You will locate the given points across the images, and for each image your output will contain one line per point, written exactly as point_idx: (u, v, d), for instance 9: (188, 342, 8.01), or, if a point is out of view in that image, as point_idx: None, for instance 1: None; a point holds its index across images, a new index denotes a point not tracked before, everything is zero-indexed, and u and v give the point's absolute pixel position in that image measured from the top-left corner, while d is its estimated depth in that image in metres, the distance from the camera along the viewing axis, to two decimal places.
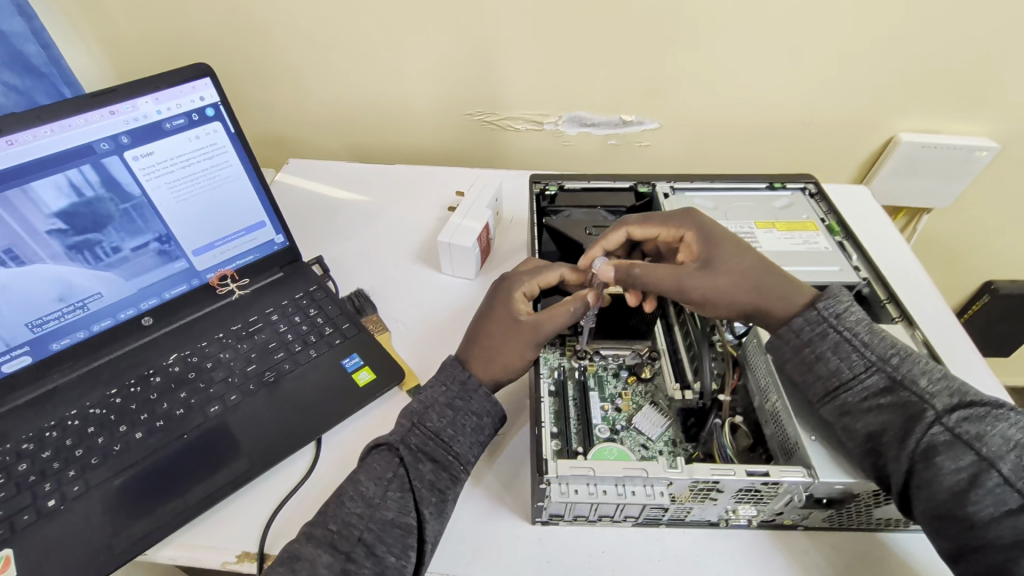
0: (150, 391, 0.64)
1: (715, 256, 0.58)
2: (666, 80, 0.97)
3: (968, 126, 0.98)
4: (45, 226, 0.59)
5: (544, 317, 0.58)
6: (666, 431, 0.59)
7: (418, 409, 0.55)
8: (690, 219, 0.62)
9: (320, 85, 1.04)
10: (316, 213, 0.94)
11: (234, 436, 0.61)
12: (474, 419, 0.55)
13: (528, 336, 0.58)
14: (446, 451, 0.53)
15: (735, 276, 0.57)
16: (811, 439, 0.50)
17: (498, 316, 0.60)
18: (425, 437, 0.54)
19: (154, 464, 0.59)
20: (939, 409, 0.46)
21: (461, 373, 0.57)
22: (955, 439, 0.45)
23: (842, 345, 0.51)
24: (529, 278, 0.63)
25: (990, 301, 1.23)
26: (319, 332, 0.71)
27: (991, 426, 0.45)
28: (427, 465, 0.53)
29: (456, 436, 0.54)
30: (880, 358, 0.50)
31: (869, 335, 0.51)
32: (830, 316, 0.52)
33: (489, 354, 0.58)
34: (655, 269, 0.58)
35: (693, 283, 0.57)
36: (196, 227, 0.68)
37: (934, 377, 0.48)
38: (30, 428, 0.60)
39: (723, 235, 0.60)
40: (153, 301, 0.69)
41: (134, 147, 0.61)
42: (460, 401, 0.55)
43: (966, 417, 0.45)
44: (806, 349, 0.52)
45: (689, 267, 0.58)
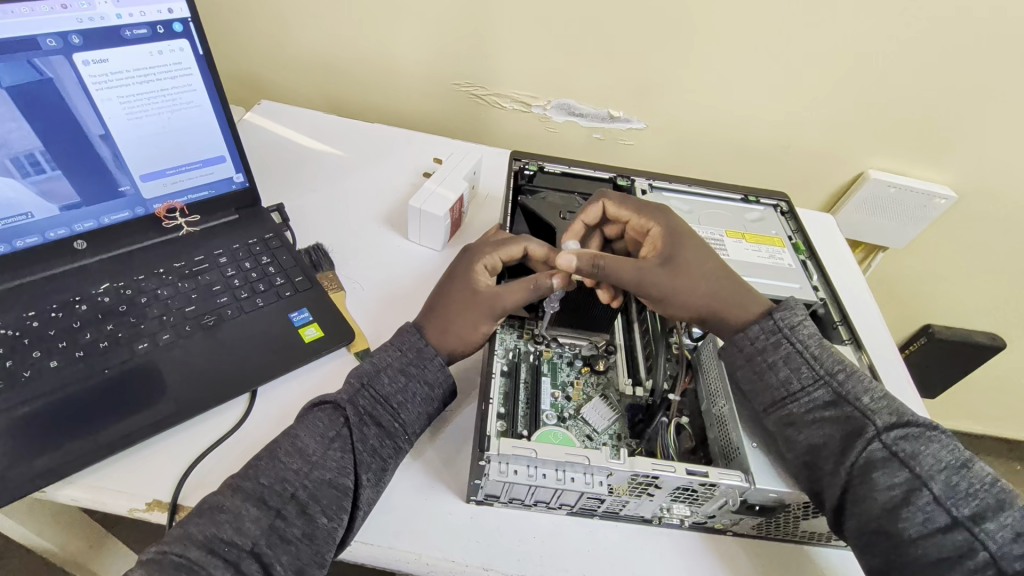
0: (73, 320, 0.59)
1: (679, 254, 0.58)
2: (659, 82, 0.97)
3: (931, 172, 1.02)
4: (126, 119, 0.61)
5: (501, 291, 0.56)
6: (612, 425, 0.59)
7: (369, 369, 0.52)
8: (659, 214, 0.61)
9: (304, 28, 0.99)
10: (283, 160, 0.89)
11: (162, 375, 0.57)
12: (424, 389, 0.53)
13: (485, 308, 0.56)
14: (392, 417, 0.51)
15: (695, 277, 0.57)
16: (753, 446, 0.51)
17: (460, 286, 0.57)
18: (373, 400, 0.51)
19: (67, 396, 0.54)
20: (879, 427, 0.47)
21: (418, 340, 0.55)
22: (891, 457, 0.46)
23: (794, 357, 0.52)
24: (493, 250, 0.60)
25: (925, 343, 1.27)
26: (269, 281, 0.67)
27: (925, 445, 0.46)
28: (372, 429, 0.50)
29: (404, 404, 0.52)
30: (828, 372, 0.50)
31: (819, 349, 0.52)
32: (785, 326, 0.53)
33: (447, 323, 0.56)
34: (620, 261, 0.56)
35: (653, 280, 0.56)
36: (149, 151, 0.63)
37: (877, 395, 0.49)
38: (5, 317, 0.58)
39: (687, 233, 0.60)
40: (90, 225, 0.64)
41: (86, 50, 0.56)
42: (414, 367, 0.53)
43: (903, 436, 0.47)
44: (757, 358, 0.53)
45: (653, 262, 0.57)
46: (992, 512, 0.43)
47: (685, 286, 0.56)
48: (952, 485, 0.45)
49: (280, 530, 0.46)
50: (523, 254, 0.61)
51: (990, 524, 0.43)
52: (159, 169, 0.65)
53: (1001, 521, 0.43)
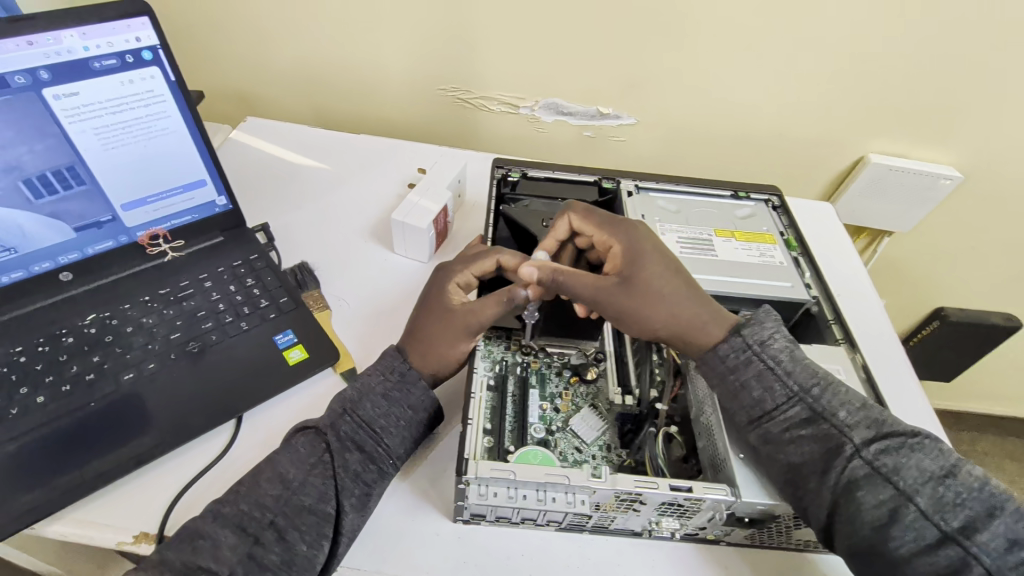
0: (60, 353, 0.60)
1: (637, 274, 0.55)
2: (646, 76, 0.95)
3: (934, 153, 0.99)
4: (104, 149, 0.61)
5: (475, 308, 0.55)
6: (602, 436, 0.58)
7: (352, 395, 0.52)
8: (623, 231, 0.58)
9: (286, 42, 0.98)
10: (269, 177, 0.89)
11: (146, 407, 0.57)
12: (408, 413, 0.53)
13: (459, 326, 0.55)
14: (376, 442, 0.51)
15: (656, 298, 0.54)
16: (739, 456, 0.50)
17: (435, 304, 0.57)
18: (355, 425, 0.51)
19: (53, 431, 0.54)
20: (857, 442, 0.46)
21: (400, 363, 0.54)
22: (873, 473, 0.45)
23: (765, 374, 0.50)
24: (465, 267, 0.59)
25: (939, 327, 1.24)
26: (253, 303, 0.67)
27: (907, 457, 0.45)
28: (354, 455, 0.50)
29: (388, 428, 0.52)
30: (802, 388, 0.49)
31: (791, 364, 0.50)
32: (754, 343, 0.52)
33: (426, 343, 0.55)
34: (577, 281, 0.55)
35: (605, 299, 0.54)
36: (129, 180, 0.63)
37: (852, 408, 0.48)
38: None
39: (650, 246, 0.57)
40: (74, 256, 0.64)
41: (55, 85, 0.56)
42: (397, 392, 0.53)
43: (883, 450, 0.46)
44: (729, 377, 0.51)
45: (607, 280, 0.55)
46: (983, 522, 0.42)
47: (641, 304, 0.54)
48: (939, 497, 0.43)
49: (257, 557, 0.46)
50: (497, 266, 0.60)
51: (982, 536, 0.41)
52: (141, 197, 0.65)
53: (993, 531, 0.41)
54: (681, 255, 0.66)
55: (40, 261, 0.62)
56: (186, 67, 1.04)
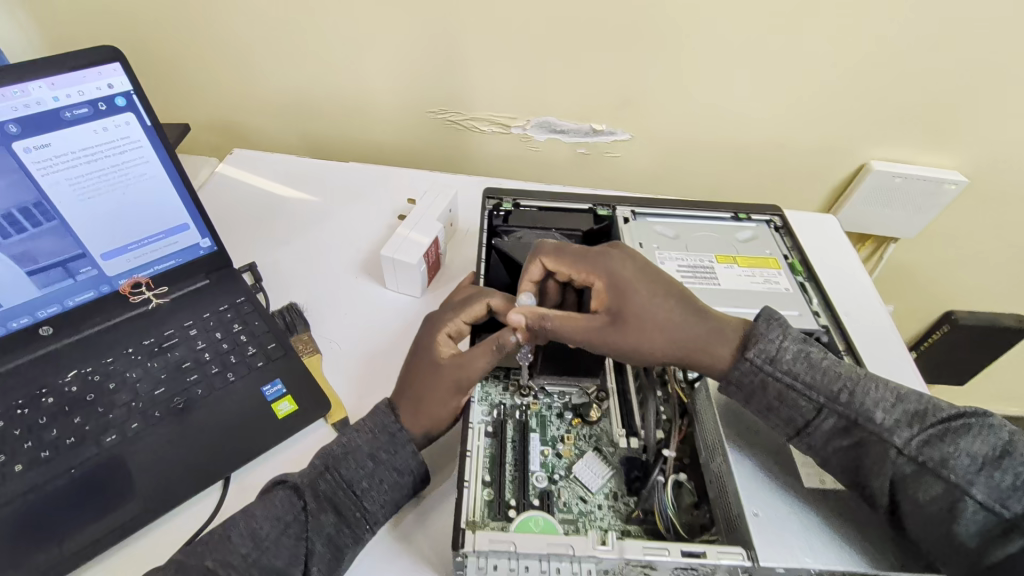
0: (39, 415, 0.57)
1: (627, 311, 0.52)
2: (639, 91, 0.93)
3: (938, 158, 0.96)
4: (78, 197, 0.58)
5: (464, 361, 0.52)
6: (607, 483, 0.56)
7: (337, 452, 0.50)
8: (601, 265, 0.55)
9: (270, 71, 0.97)
10: (255, 213, 0.86)
11: (130, 472, 0.55)
12: (393, 476, 0.50)
13: (449, 381, 0.52)
14: (355, 506, 0.49)
15: (651, 335, 0.52)
16: (755, 513, 0.47)
17: (425, 357, 0.54)
18: (336, 485, 0.49)
19: (33, 503, 0.52)
20: (900, 443, 0.45)
21: (391, 422, 0.52)
22: (921, 469, 0.45)
23: (787, 392, 0.49)
24: (456, 314, 0.57)
25: (949, 331, 1.21)
26: (240, 352, 0.64)
27: (953, 446, 0.45)
28: (329, 517, 0.48)
29: (370, 491, 0.49)
30: (829, 397, 0.48)
31: (811, 374, 0.49)
32: (764, 363, 0.49)
33: (418, 401, 0.53)
34: (567, 325, 0.52)
35: (604, 345, 0.52)
36: (108, 228, 0.61)
37: (888, 406, 0.47)
38: None
39: (634, 275, 0.54)
40: (54, 309, 0.61)
41: (25, 138, 0.54)
42: (384, 453, 0.50)
43: (926, 443, 0.45)
44: (753, 400, 0.50)
45: (600, 322, 0.53)
46: None
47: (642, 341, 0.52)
48: (995, 483, 0.43)
49: None
50: (488, 310, 0.57)
51: None
52: (121, 243, 0.62)
53: None
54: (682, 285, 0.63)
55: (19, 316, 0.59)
56: (170, 100, 1.02)
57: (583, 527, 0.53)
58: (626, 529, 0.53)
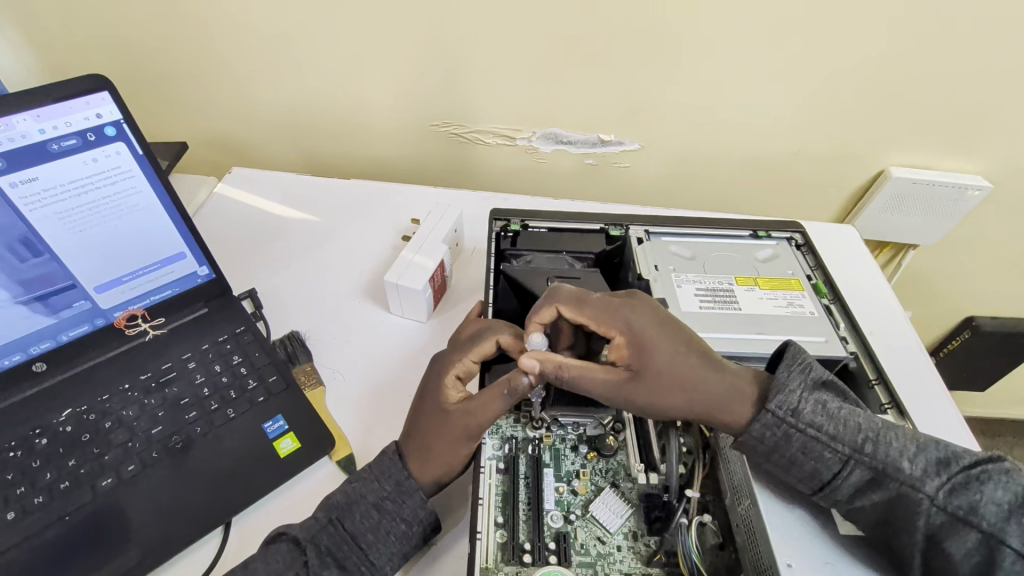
0: (32, 458, 0.55)
1: (648, 369, 0.50)
2: (648, 100, 0.90)
3: (961, 163, 0.92)
4: (69, 230, 0.56)
5: (473, 407, 0.50)
6: (626, 522, 0.53)
7: (341, 502, 0.48)
8: (622, 318, 0.51)
9: (269, 87, 0.94)
10: (256, 235, 0.84)
11: (127, 519, 0.53)
12: (401, 527, 0.48)
13: (456, 427, 0.50)
14: (360, 559, 0.47)
15: (672, 394, 0.49)
16: (787, 564, 0.44)
17: (432, 401, 0.52)
18: (340, 538, 0.47)
19: (27, 553, 0.50)
20: (930, 492, 0.43)
21: (398, 471, 0.50)
22: (953, 521, 0.42)
23: (811, 445, 0.46)
24: (464, 354, 0.54)
25: (970, 337, 1.18)
26: (241, 386, 0.62)
27: (980, 492, 0.43)
28: (333, 573, 0.46)
29: (376, 544, 0.48)
30: (853, 448, 0.45)
31: (833, 425, 0.46)
32: (786, 414, 0.47)
33: (426, 449, 0.50)
34: (584, 378, 0.50)
35: (625, 401, 0.50)
36: (101, 260, 0.59)
37: (912, 455, 0.45)
38: None
39: (656, 327, 0.51)
40: (47, 345, 0.59)
41: (11, 172, 0.52)
42: (391, 503, 0.49)
43: (954, 491, 0.43)
44: (774, 455, 0.47)
45: (622, 376, 0.50)
46: None
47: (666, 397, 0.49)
48: None
49: None
50: (497, 348, 0.55)
51: None
52: (115, 275, 0.60)
53: None
54: (701, 310, 0.60)
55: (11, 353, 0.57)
56: (168, 118, 1.00)
57: (602, 571, 0.50)
58: (647, 572, 0.50)
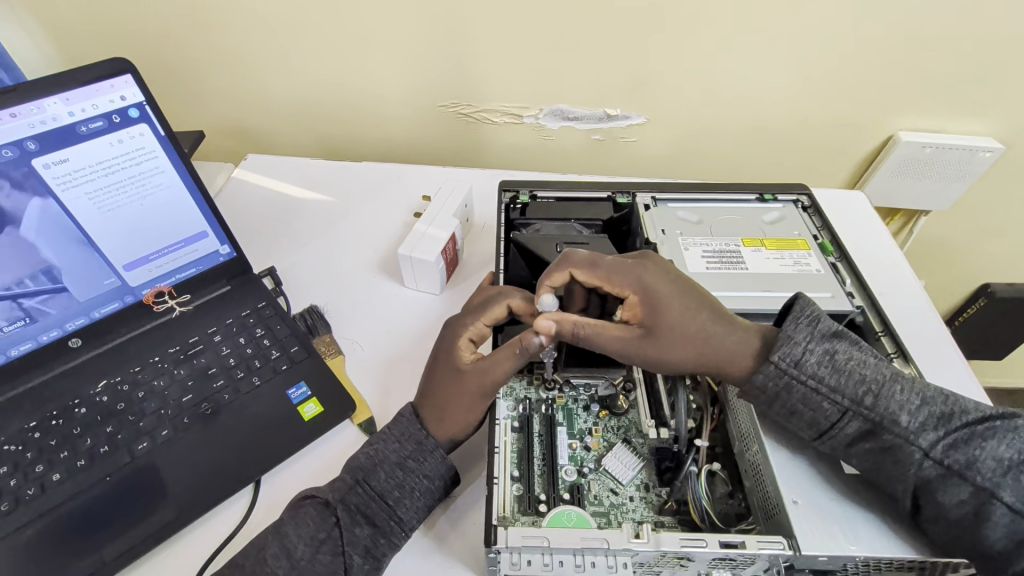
0: (73, 425, 0.58)
1: (661, 326, 0.51)
2: (653, 73, 0.90)
3: (972, 125, 0.92)
4: (98, 209, 0.59)
5: (486, 366, 0.52)
6: (638, 474, 0.55)
7: (365, 464, 0.50)
8: (635, 278, 0.53)
9: (280, 73, 0.96)
10: (273, 217, 0.87)
11: (163, 478, 0.56)
12: (424, 482, 0.50)
13: (471, 387, 0.51)
14: (388, 516, 0.49)
15: (684, 348, 0.51)
16: (793, 501, 0.46)
17: (447, 361, 0.54)
18: (368, 497, 0.49)
19: (73, 510, 0.54)
20: (926, 446, 0.44)
21: (417, 430, 0.51)
22: (947, 473, 0.44)
23: (811, 396, 0.47)
24: (477, 318, 0.56)
25: (986, 304, 1.17)
26: (264, 356, 0.65)
27: (979, 448, 0.44)
28: (364, 529, 0.48)
29: (402, 499, 0.49)
30: (854, 401, 0.46)
31: (836, 377, 0.47)
32: (789, 366, 0.48)
33: (442, 406, 0.52)
34: (600, 336, 0.51)
35: (641, 359, 0.51)
36: (128, 239, 0.61)
37: (913, 409, 0.46)
38: (7, 430, 0.57)
39: (668, 285, 0.52)
40: (81, 321, 0.62)
41: (44, 154, 0.54)
42: (413, 461, 0.50)
43: (952, 446, 0.44)
44: (776, 404, 0.49)
45: (636, 334, 0.52)
46: None
47: (680, 352, 0.51)
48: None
49: None
50: (508, 312, 0.56)
51: None
52: (141, 254, 0.63)
53: None
54: (708, 271, 0.61)
55: (49, 329, 0.60)
56: (185, 108, 1.03)
57: (616, 520, 0.52)
58: (660, 520, 0.52)
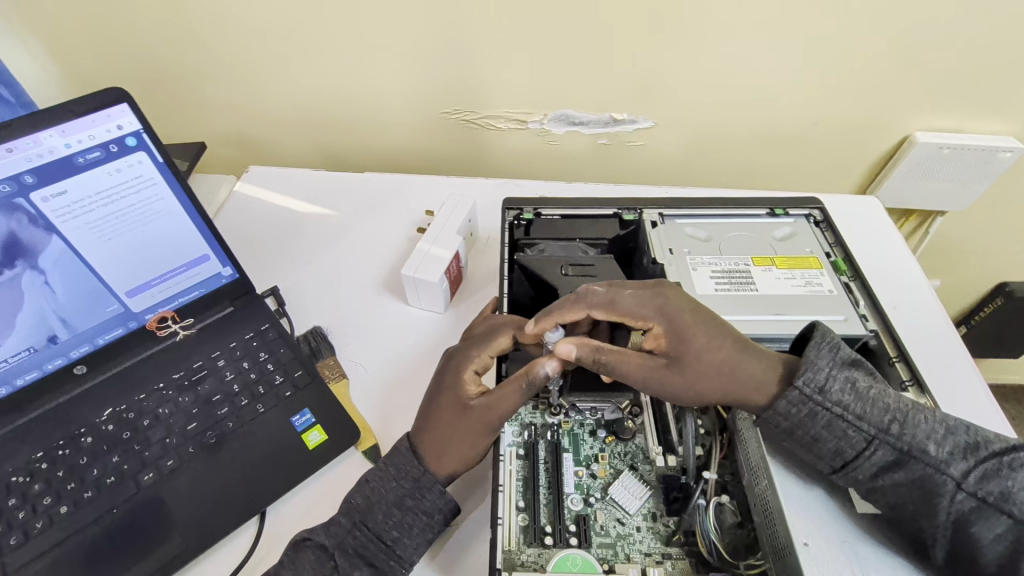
0: (79, 455, 0.58)
1: (686, 357, 0.49)
2: (661, 75, 0.87)
3: (992, 124, 0.89)
4: (98, 238, 0.58)
5: (490, 403, 0.51)
6: (645, 503, 0.54)
7: (361, 505, 0.50)
8: (658, 307, 0.51)
9: (280, 83, 0.95)
10: (276, 232, 0.86)
11: (170, 510, 0.56)
12: (423, 518, 0.50)
13: (475, 423, 0.51)
14: (387, 555, 0.48)
15: (710, 379, 0.49)
16: (804, 542, 0.45)
17: (450, 394, 0.53)
18: (366, 538, 0.49)
19: (81, 543, 0.54)
20: (957, 476, 0.43)
21: (415, 466, 0.51)
22: (982, 505, 0.42)
23: (836, 424, 0.46)
24: (482, 349, 0.55)
25: (1004, 304, 1.15)
26: (268, 381, 0.64)
27: (1012, 479, 0.43)
28: (363, 570, 0.48)
29: (401, 538, 0.49)
30: (880, 429, 0.45)
31: (861, 405, 0.46)
32: (814, 393, 0.46)
33: (441, 442, 0.51)
34: (622, 364, 0.50)
35: (664, 389, 0.50)
36: (130, 266, 0.61)
37: (939, 438, 0.45)
38: (14, 461, 0.57)
39: (691, 315, 0.50)
40: (86, 348, 0.62)
41: (42, 187, 0.54)
42: (411, 500, 0.50)
43: (983, 477, 0.43)
44: (798, 432, 0.47)
45: (659, 364, 0.50)
46: None
47: (707, 384, 0.49)
48: None
49: None
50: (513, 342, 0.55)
51: None
52: (143, 280, 0.62)
53: None
54: (717, 292, 0.60)
55: (54, 358, 0.60)
56: (186, 120, 1.02)
57: (623, 551, 0.51)
58: (667, 552, 0.51)
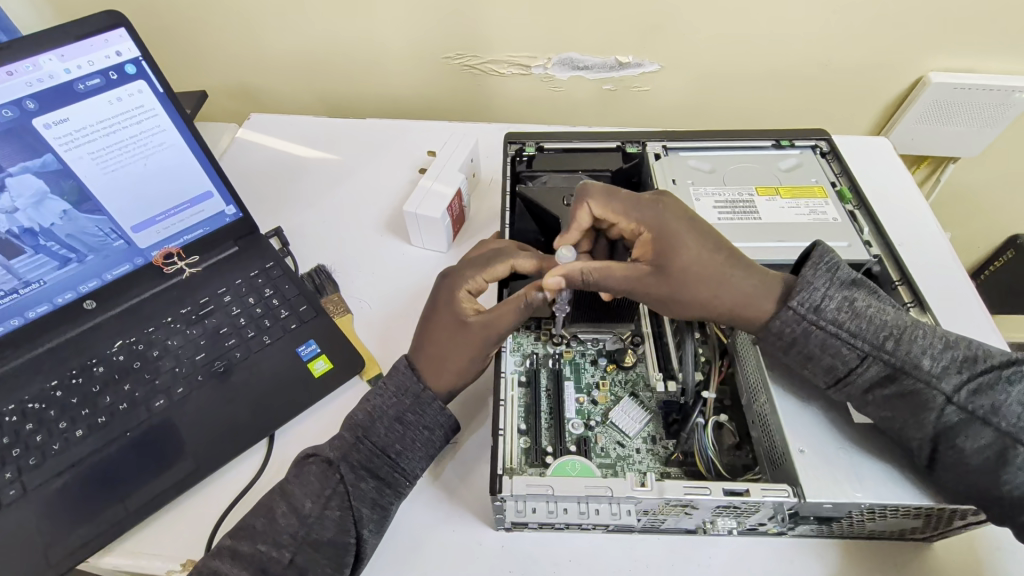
0: (92, 384, 0.60)
1: (675, 263, 0.49)
2: (669, 13, 0.84)
3: (1012, 63, 0.85)
4: (101, 170, 0.58)
5: (488, 322, 0.51)
6: (646, 427, 0.55)
7: (364, 421, 0.51)
8: (652, 213, 0.51)
9: (278, 27, 0.93)
10: (278, 177, 0.86)
11: (181, 434, 0.58)
12: (425, 433, 0.51)
13: (473, 342, 0.51)
14: (393, 468, 0.50)
15: (697, 286, 0.49)
16: (801, 449, 0.46)
17: (448, 313, 0.53)
18: (371, 452, 0.50)
19: (97, 464, 0.56)
20: (949, 391, 0.43)
21: (416, 384, 0.51)
22: (969, 417, 0.43)
23: (829, 341, 0.46)
24: (477, 272, 0.54)
25: (1014, 257, 1.13)
26: (274, 315, 0.65)
27: (1006, 393, 0.42)
28: (370, 483, 0.50)
29: (405, 452, 0.50)
30: (875, 346, 0.45)
31: (857, 323, 0.45)
32: (808, 312, 0.46)
33: (439, 359, 0.52)
34: (611, 273, 0.50)
35: (648, 295, 0.50)
36: (134, 200, 0.61)
37: (936, 353, 0.44)
38: (29, 389, 0.59)
39: (684, 222, 0.50)
40: (94, 284, 0.62)
41: (44, 113, 0.54)
42: (412, 415, 0.51)
43: (976, 391, 0.43)
44: (792, 350, 0.47)
45: (647, 271, 0.50)
46: None
47: (694, 289, 0.49)
48: None
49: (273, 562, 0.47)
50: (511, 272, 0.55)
51: None
52: (148, 216, 0.63)
53: None
54: (720, 221, 0.60)
55: (63, 292, 0.61)
56: (185, 68, 1.01)
57: (622, 471, 0.53)
58: (665, 471, 0.53)
